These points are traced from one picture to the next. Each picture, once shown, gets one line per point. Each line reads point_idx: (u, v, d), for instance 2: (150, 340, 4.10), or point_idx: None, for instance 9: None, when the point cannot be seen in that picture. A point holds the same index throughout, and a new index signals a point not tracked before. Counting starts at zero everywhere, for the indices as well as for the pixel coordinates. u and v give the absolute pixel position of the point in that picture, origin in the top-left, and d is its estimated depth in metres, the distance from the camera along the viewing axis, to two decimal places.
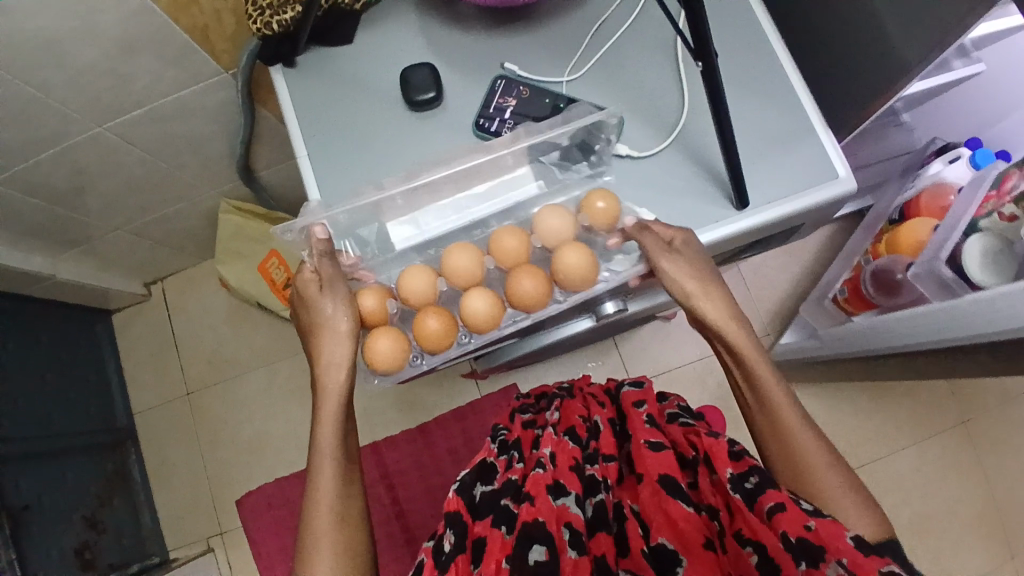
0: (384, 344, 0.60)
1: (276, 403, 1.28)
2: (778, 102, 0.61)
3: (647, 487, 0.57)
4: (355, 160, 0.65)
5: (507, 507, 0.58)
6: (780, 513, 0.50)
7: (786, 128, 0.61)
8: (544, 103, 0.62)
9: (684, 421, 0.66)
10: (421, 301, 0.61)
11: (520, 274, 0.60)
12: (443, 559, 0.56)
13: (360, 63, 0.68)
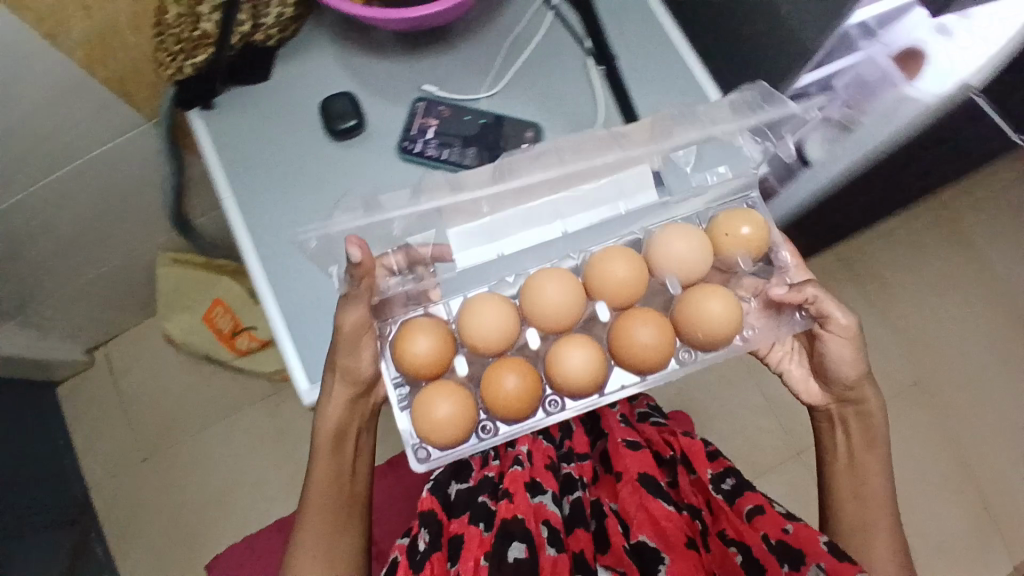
0: (443, 407, 0.57)
1: (240, 456, 1.24)
2: (690, 96, 0.63)
3: (625, 482, 0.63)
4: (286, 196, 0.64)
5: (485, 504, 0.61)
6: (760, 518, 0.58)
7: None
8: (465, 119, 0.63)
9: (655, 420, 0.76)
10: (508, 359, 0.59)
11: (570, 344, 0.59)
12: (418, 557, 0.59)
13: (282, 98, 0.68)
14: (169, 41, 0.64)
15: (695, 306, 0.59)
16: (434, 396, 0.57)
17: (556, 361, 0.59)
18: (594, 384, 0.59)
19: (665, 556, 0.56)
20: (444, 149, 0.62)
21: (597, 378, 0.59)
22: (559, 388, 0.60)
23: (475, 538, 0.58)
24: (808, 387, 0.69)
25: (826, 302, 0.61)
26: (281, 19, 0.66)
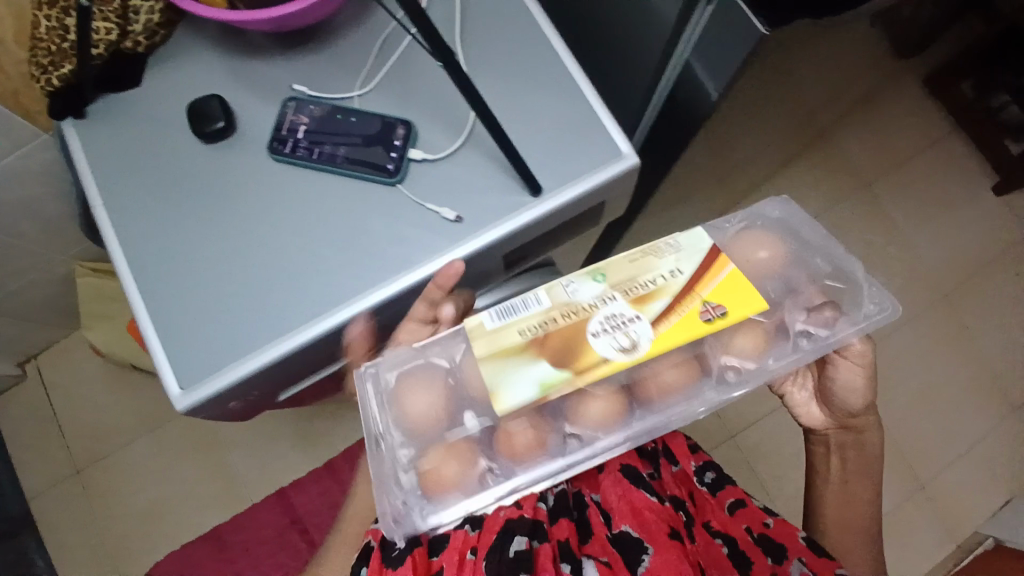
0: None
1: (179, 462, 1.25)
2: (563, 90, 0.63)
3: (608, 471, 0.63)
4: (162, 205, 0.64)
5: (469, 506, 0.57)
6: (744, 512, 0.63)
7: (575, 115, 0.63)
8: (337, 118, 0.62)
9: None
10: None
11: None
12: (382, 565, 0.53)
13: (154, 104, 0.66)
14: (41, 55, 0.65)
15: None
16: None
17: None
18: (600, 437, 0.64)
19: (648, 547, 0.56)
20: (315, 148, 0.61)
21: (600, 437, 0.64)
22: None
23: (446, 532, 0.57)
24: (810, 411, 0.67)
25: (846, 328, 0.59)
26: (150, 25, 0.65)
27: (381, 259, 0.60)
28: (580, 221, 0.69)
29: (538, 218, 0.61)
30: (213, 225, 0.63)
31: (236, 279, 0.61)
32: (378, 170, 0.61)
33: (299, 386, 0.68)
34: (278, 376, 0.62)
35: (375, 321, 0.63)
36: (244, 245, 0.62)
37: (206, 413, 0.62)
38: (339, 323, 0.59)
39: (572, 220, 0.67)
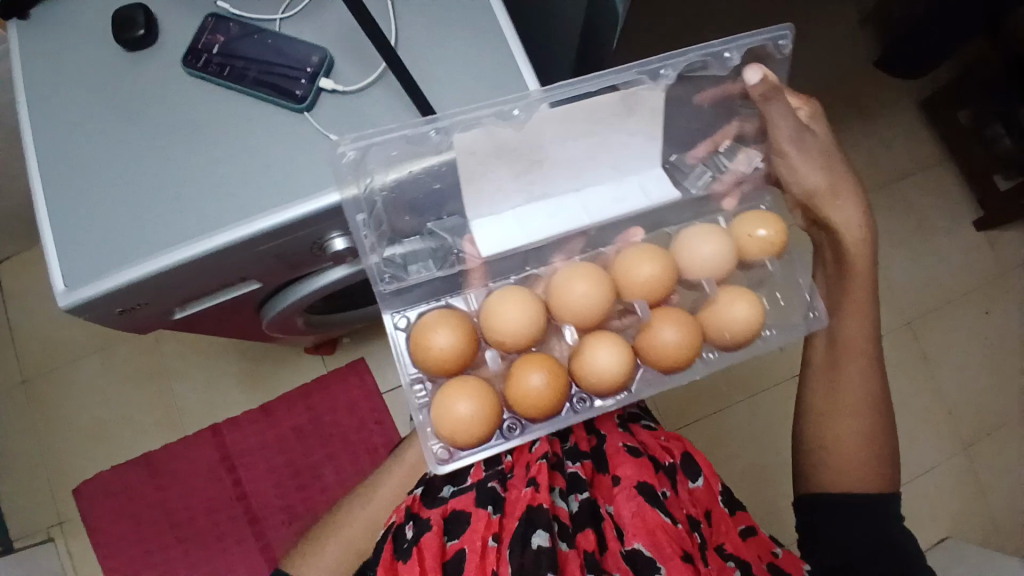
0: (464, 404, 0.64)
1: (120, 387, 1.26)
2: (485, 37, 0.63)
3: (624, 487, 0.66)
4: (75, 108, 0.64)
5: (493, 489, 0.67)
6: (753, 542, 0.69)
7: (494, 63, 0.62)
8: (253, 37, 0.63)
9: (646, 423, 0.79)
10: (533, 358, 0.67)
11: (598, 345, 0.66)
12: (405, 544, 0.65)
13: (83, 8, 0.66)
14: None
15: (717, 307, 0.69)
16: (459, 393, 0.65)
17: (584, 359, 0.67)
18: (622, 377, 0.67)
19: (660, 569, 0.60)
20: (226, 65, 0.62)
21: (621, 375, 0.66)
22: (584, 384, 0.67)
23: (486, 521, 0.64)
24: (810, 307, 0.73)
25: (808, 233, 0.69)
26: None
27: (282, 182, 0.60)
28: None
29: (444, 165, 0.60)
30: (124, 128, 0.63)
31: (135, 187, 0.61)
32: (285, 94, 0.60)
33: (201, 306, 0.69)
34: (171, 286, 0.62)
35: (272, 246, 0.62)
36: (152, 151, 0.62)
37: (91, 316, 0.62)
38: (232, 240, 0.59)
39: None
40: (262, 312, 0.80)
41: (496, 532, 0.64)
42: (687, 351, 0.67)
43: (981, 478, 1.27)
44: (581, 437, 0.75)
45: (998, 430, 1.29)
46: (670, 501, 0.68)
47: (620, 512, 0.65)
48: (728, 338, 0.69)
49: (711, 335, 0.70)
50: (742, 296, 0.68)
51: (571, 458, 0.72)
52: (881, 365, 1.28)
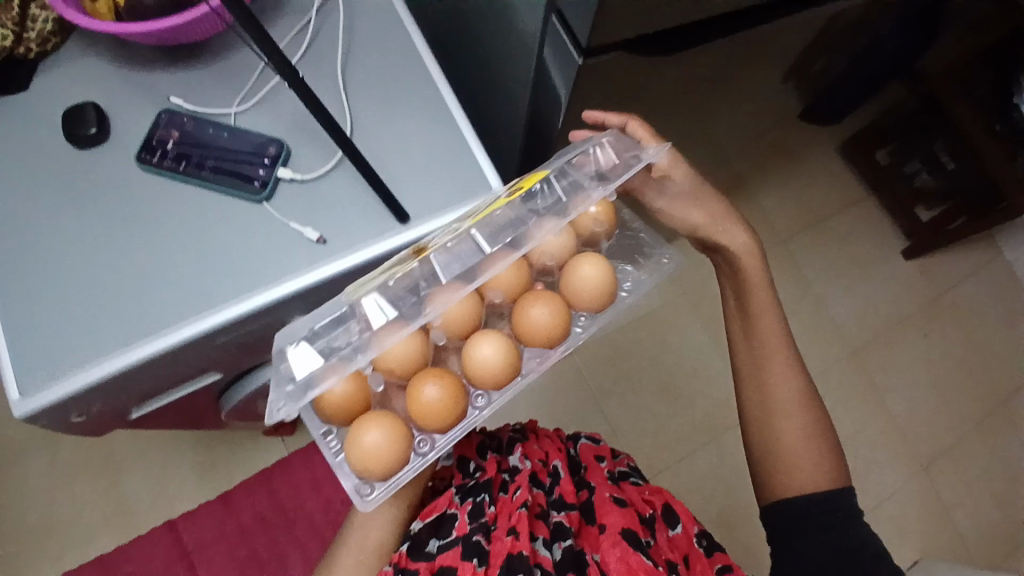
0: (372, 435, 0.61)
1: (68, 482, 1.20)
2: (440, 120, 0.66)
3: (611, 537, 0.70)
4: (21, 207, 0.63)
5: (478, 542, 0.68)
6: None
7: (450, 145, 0.65)
8: (208, 131, 0.64)
9: (634, 477, 0.82)
10: (425, 370, 0.65)
11: (477, 341, 0.65)
12: None
13: (28, 106, 0.66)
14: None
15: (568, 275, 0.68)
16: (364, 425, 0.62)
17: (469, 356, 0.65)
18: (511, 364, 0.66)
19: None
20: (182, 160, 0.63)
21: (509, 363, 0.66)
22: (475, 381, 0.66)
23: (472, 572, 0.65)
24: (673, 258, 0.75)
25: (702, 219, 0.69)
26: (41, 33, 0.65)
27: (245, 272, 0.61)
28: None
29: (402, 245, 0.62)
30: (76, 226, 0.62)
31: (89, 285, 0.60)
32: (244, 186, 0.62)
33: (161, 400, 0.68)
34: (130, 384, 0.61)
35: (234, 335, 0.62)
36: (106, 248, 0.61)
37: (45, 424, 0.60)
38: (195, 334, 0.59)
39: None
40: (223, 400, 0.79)
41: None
42: (562, 321, 0.67)
43: (939, 497, 1.32)
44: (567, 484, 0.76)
45: (949, 449, 1.35)
46: (652, 548, 0.71)
47: (605, 558, 0.69)
48: (591, 303, 0.68)
49: (579, 305, 0.69)
50: (587, 256, 0.67)
51: (557, 509, 0.73)
52: (836, 395, 1.33)
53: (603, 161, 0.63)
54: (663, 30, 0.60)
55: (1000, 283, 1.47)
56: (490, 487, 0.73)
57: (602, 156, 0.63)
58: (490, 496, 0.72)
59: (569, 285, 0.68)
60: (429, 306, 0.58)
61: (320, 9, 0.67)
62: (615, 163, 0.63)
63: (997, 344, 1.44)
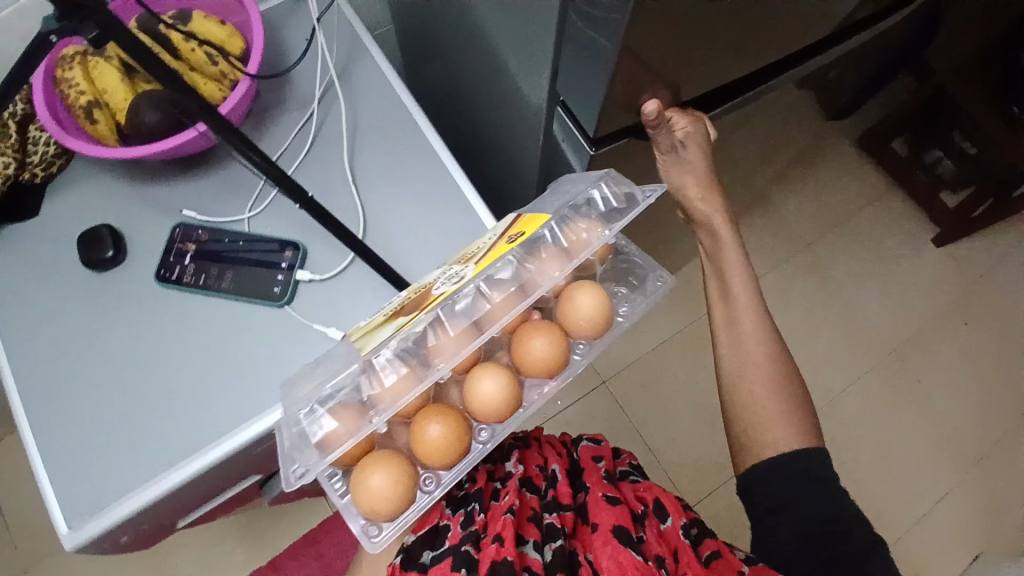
0: (376, 478, 0.59)
1: (122, 563, 1.21)
2: (451, 200, 0.66)
3: (602, 534, 0.60)
4: (47, 336, 0.63)
5: (466, 551, 0.60)
6: (722, 563, 0.59)
7: (462, 224, 0.66)
8: (223, 241, 0.64)
9: (634, 477, 0.74)
10: (430, 407, 0.62)
11: (478, 376, 0.63)
12: None
13: (44, 231, 0.66)
14: None
15: (566, 301, 0.65)
16: (367, 468, 0.60)
17: (471, 389, 0.63)
18: (512, 398, 0.63)
19: None
20: (201, 275, 0.63)
21: (511, 398, 0.63)
22: (477, 416, 0.64)
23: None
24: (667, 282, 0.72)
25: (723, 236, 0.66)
26: (45, 157, 0.66)
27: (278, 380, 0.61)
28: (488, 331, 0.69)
29: None
30: (104, 350, 0.62)
31: (125, 410, 0.61)
32: (264, 292, 0.62)
33: (206, 506, 0.68)
34: (173, 502, 0.61)
35: (268, 443, 0.62)
36: (134, 369, 0.61)
37: (90, 552, 0.60)
38: (233, 447, 0.58)
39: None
40: (266, 491, 0.78)
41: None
42: (560, 350, 0.64)
43: (999, 491, 1.27)
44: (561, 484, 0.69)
45: (1003, 440, 1.30)
46: (647, 543, 0.61)
47: (597, 559, 0.59)
48: (588, 329, 0.65)
49: (579, 332, 0.66)
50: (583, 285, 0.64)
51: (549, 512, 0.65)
52: (879, 397, 1.30)
53: (606, 200, 0.58)
54: (672, 92, 0.59)
55: None
56: (480, 496, 0.67)
57: (608, 197, 0.58)
58: (482, 504, 0.66)
59: (569, 313, 0.65)
60: (439, 364, 0.55)
61: (326, 108, 0.69)
62: (619, 198, 0.57)
63: None
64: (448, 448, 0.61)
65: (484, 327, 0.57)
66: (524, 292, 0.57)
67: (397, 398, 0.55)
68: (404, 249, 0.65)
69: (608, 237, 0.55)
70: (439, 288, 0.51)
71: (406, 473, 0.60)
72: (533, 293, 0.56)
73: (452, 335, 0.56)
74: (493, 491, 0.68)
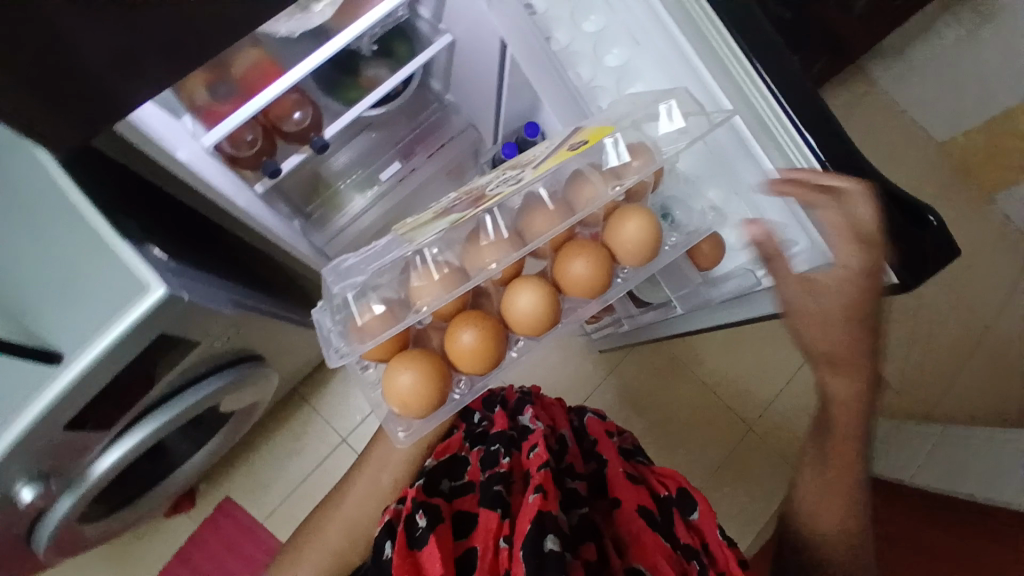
0: (403, 377, 0.62)
1: None
2: (54, 209, 0.53)
3: (624, 512, 0.64)
4: None
5: (500, 493, 0.62)
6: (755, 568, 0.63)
7: (76, 244, 0.53)
8: None
9: (640, 457, 0.76)
10: (405, 355, 0.64)
11: (519, 288, 0.64)
12: (419, 536, 0.60)
13: None
14: None
15: (611, 229, 0.63)
16: (397, 366, 0.63)
17: (388, 384, 0.63)
18: (432, 400, 0.63)
19: None
20: None
21: (430, 399, 0.63)
22: (512, 327, 0.66)
23: (497, 521, 0.60)
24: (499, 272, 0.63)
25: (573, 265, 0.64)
26: None
27: None
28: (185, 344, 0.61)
29: (63, 398, 0.52)
30: None
31: None
32: None
33: None
34: None
35: None
36: None
37: None
38: None
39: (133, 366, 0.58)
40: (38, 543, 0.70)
41: (508, 533, 0.60)
42: (491, 352, 0.64)
43: None
44: (576, 457, 0.72)
45: None
46: (672, 525, 0.64)
47: (619, 531, 0.64)
48: (525, 332, 0.66)
49: (622, 261, 0.64)
50: (631, 215, 0.61)
51: (569, 476, 0.69)
52: None
53: (614, 152, 0.57)
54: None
55: (877, 116, 1.37)
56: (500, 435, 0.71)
57: (620, 149, 0.56)
58: (502, 447, 0.68)
59: (561, 276, 0.64)
60: (490, 262, 0.61)
61: None
62: (686, 118, 0.53)
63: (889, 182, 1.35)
64: (475, 362, 0.64)
65: (526, 239, 0.62)
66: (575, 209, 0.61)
67: (439, 294, 0.61)
68: (19, 310, 0.53)
69: (614, 195, 0.58)
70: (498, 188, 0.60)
71: (436, 385, 0.63)
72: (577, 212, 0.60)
73: (436, 278, 0.62)
74: (508, 436, 0.71)
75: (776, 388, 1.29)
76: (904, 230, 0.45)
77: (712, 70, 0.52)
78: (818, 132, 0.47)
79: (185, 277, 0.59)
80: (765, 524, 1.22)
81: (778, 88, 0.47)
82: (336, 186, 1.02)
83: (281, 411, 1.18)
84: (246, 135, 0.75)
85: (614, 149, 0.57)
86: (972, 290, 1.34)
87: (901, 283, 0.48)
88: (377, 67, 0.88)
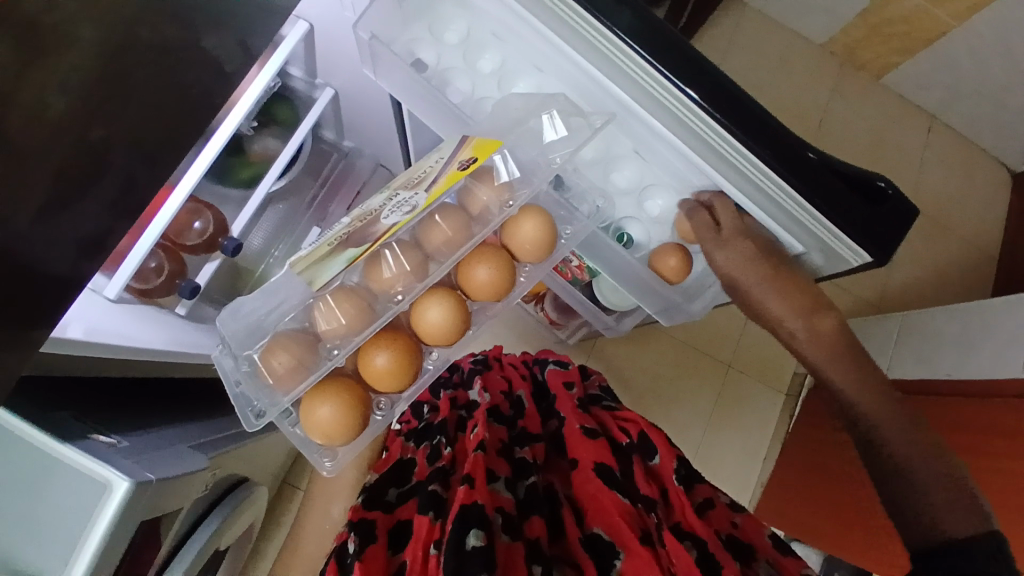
0: (324, 410, 0.55)
1: None
2: None
3: (582, 471, 0.57)
4: None
5: (435, 492, 0.56)
6: (717, 511, 0.59)
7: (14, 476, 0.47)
8: None
9: (606, 403, 0.73)
10: (324, 387, 0.56)
11: (429, 301, 0.59)
12: (350, 560, 0.52)
13: None
14: None
15: (510, 234, 0.60)
16: (315, 398, 0.56)
17: (306, 415, 0.56)
18: (357, 426, 0.57)
19: (619, 551, 0.50)
20: None
21: (353, 426, 0.56)
22: (427, 342, 0.60)
23: (425, 526, 0.53)
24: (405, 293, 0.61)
25: (468, 264, 0.59)
26: None
27: None
28: (171, 514, 0.56)
29: None
30: None
31: None
32: None
33: None
34: None
35: None
36: None
37: None
38: None
39: (125, 567, 0.52)
40: None
41: (438, 537, 0.52)
42: (407, 371, 0.58)
43: None
44: (531, 420, 0.69)
45: None
46: (632, 477, 0.59)
47: (577, 493, 0.57)
48: (437, 343, 0.60)
49: (521, 259, 0.61)
50: (525, 215, 0.59)
51: (519, 445, 0.63)
52: None
53: (505, 167, 0.56)
54: (137, 174, 0.44)
55: (760, 37, 1.39)
56: (445, 429, 0.68)
57: (508, 162, 0.56)
58: (448, 436, 0.67)
59: (464, 280, 0.60)
60: (397, 294, 0.57)
61: None
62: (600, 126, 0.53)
63: (788, 96, 1.39)
64: (395, 379, 0.58)
65: (433, 257, 0.58)
66: (471, 215, 0.58)
67: (348, 337, 0.56)
68: None
69: (509, 211, 0.57)
70: (389, 219, 0.50)
71: (356, 416, 0.57)
72: (478, 229, 0.57)
73: (343, 320, 0.55)
74: (457, 419, 0.70)
75: (742, 318, 1.33)
76: (864, 208, 0.49)
77: (631, 91, 0.50)
78: (771, 144, 0.47)
79: (143, 453, 0.54)
80: (769, 448, 1.29)
81: (687, 83, 0.46)
82: (258, 270, 0.89)
83: (278, 503, 1.13)
84: (150, 264, 0.69)
85: (507, 161, 0.56)
86: (893, 174, 1.40)
87: (874, 259, 0.50)
88: (264, 139, 0.79)
